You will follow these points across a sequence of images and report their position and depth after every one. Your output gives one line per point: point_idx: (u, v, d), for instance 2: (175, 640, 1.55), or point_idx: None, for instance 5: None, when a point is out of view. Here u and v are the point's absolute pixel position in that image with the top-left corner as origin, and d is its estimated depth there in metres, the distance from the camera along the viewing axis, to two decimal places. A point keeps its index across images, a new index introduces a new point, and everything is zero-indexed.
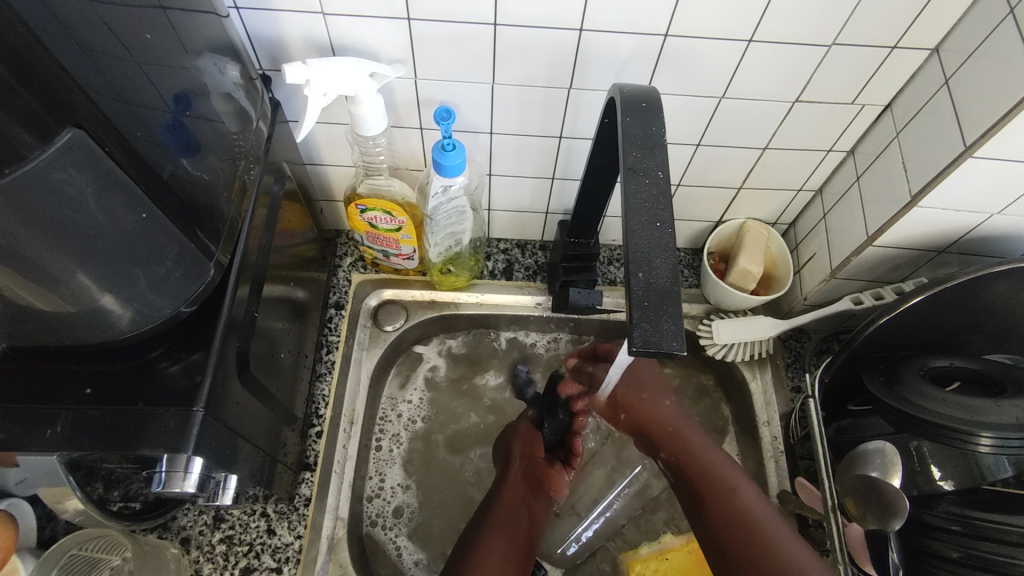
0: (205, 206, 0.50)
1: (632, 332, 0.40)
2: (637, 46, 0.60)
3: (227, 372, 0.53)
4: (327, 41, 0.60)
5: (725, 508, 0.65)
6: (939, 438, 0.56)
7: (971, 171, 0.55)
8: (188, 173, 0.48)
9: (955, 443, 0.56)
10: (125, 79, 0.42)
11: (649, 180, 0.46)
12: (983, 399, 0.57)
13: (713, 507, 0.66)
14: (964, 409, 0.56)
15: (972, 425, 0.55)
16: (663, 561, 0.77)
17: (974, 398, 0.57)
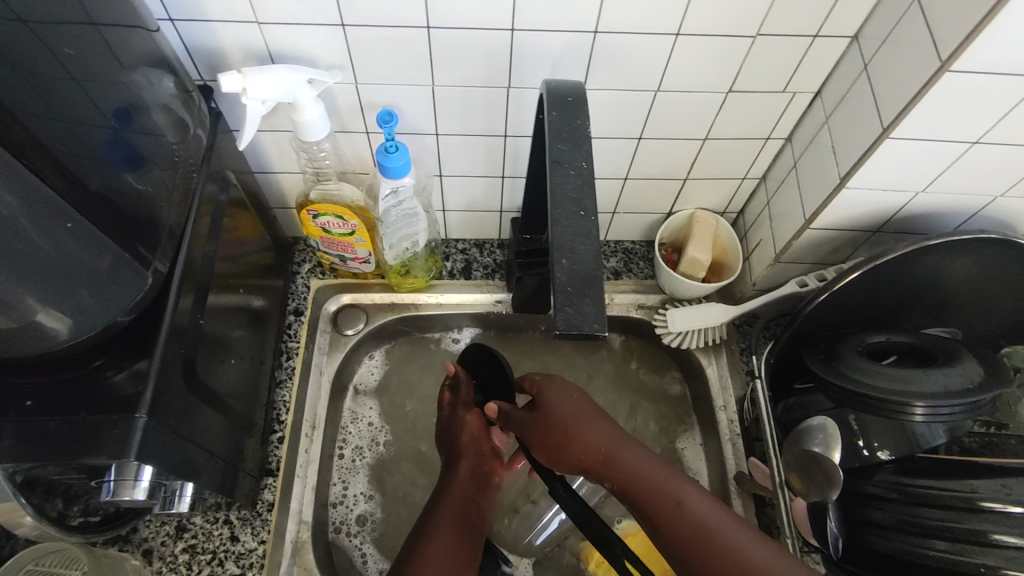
0: (140, 216, 0.50)
1: (557, 317, 0.42)
2: (569, 43, 0.61)
3: (173, 377, 0.53)
4: (265, 49, 0.61)
5: (611, 469, 0.49)
6: (875, 411, 0.58)
7: (893, 151, 0.57)
8: (122, 185, 0.48)
9: (892, 415, 0.57)
10: (50, 92, 0.42)
11: (574, 172, 0.47)
12: (914, 370, 0.59)
13: (584, 461, 0.51)
14: (899, 381, 0.58)
15: (907, 396, 0.56)
16: None
17: (906, 370, 0.59)
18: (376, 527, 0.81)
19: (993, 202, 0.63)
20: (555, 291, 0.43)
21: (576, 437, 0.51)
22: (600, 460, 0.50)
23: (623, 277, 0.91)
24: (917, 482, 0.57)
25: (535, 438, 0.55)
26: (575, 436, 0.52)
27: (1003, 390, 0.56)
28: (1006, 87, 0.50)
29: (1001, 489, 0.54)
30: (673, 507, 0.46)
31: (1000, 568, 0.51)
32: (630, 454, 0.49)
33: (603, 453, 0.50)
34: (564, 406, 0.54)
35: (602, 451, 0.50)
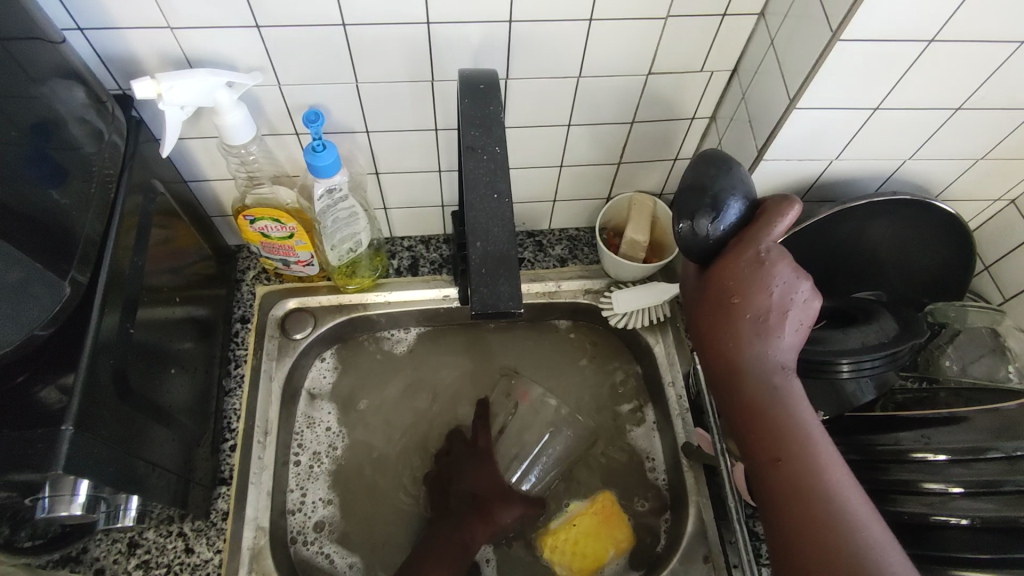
0: (53, 226, 0.49)
1: (472, 297, 0.43)
2: (485, 34, 0.62)
3: (103, 387, 0.53)
4: (182, 55, 0.61)
5: (736, 385, 0.48)
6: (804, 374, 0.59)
7: (801, 121, 0.59)
8: (26, 195, 0.47)
9: (820, 375, 0.59)
10: None
11: (487, 157, 0.48)
12: (835, 330, 0.61)
13: (714, 367, 0.49)
14: (827, 338, 0.60)
15: (830, 354, 0.58)
16: (570, 527, 0.80)
17: (828, 331, 0.62)
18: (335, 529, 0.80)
19: (904, 165, 0.66)
20: (470, 272, 0.44)
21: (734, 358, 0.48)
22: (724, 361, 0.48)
23: (569, 263, 0.92)
24: (846, 438, 0.60)
25: (716, 330, 0.48)
26: (723, 328, 0.48)
27: (917, 340, 0.59)
28: (897, 52, 0.52)
29: (921, 438, 0.57)
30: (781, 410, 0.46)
31: (925, 514, 0.53)
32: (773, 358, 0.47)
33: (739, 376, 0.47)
34: (757, 306, 0.47)
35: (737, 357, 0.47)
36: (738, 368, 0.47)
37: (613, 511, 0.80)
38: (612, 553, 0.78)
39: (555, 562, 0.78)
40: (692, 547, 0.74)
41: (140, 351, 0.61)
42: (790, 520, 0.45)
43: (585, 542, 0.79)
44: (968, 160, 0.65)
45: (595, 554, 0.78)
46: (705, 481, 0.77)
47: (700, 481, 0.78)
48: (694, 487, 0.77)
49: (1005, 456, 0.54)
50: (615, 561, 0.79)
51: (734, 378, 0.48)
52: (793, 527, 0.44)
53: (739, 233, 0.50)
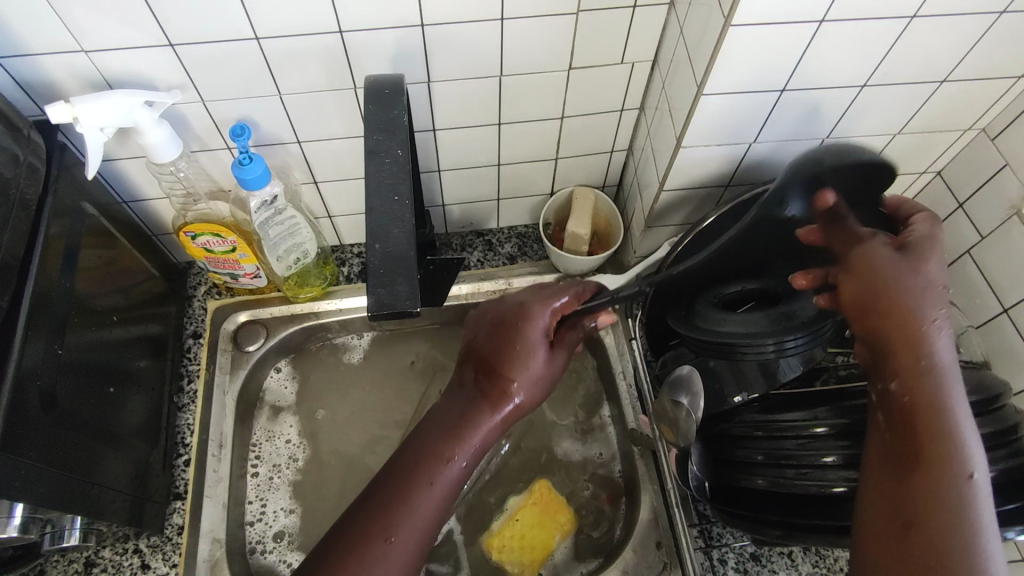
0: None
1: (370, 298, 0.44)
2: (400, 39, 0.63)
3: (30, 408, 0.53)
4: (101, 78, 0.62)
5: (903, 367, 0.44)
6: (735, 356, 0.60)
7: (712, 108, 0.60)
8: None
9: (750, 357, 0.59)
10: None
11: (389, 160, 0.49)
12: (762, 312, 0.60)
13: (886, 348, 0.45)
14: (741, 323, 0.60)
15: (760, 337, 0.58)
16: (512, 521, 0.79)
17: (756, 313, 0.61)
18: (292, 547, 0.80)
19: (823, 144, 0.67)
20: (367, 273, 0.44)
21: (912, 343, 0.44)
22: (909, 339, 0.44)
23: (518, 260, 0.93)
24: (777, 416, 0.58)
25: (873, 297, 0.46)
26: (519, 366, 0.54)
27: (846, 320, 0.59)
28: (791, 34, 0.53)
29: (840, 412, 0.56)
30: (926, 397, 0.43)
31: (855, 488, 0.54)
32: (944, 340, 0.44)
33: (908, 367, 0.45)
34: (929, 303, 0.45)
35: (919, 340, 0.44)
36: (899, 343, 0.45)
37: (548, 493, 0.80)
38: (560, 536, 0.79)
39: (506, 562, 0.78)
40: (647, 533, 0.75)
41: (76, 372, 0.62)
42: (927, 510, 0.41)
43: (532, 534, 0.78)
44: (885, 135, 0.66)
45: (543, 543, 0.78)
46: (655, 467, 0.78)
47: (651, 468, 0.78)
48: (646, 473, 0.78)
49: None
50: (563, 544, 0.80)
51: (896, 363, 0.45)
52: (912, 512, 0.41)
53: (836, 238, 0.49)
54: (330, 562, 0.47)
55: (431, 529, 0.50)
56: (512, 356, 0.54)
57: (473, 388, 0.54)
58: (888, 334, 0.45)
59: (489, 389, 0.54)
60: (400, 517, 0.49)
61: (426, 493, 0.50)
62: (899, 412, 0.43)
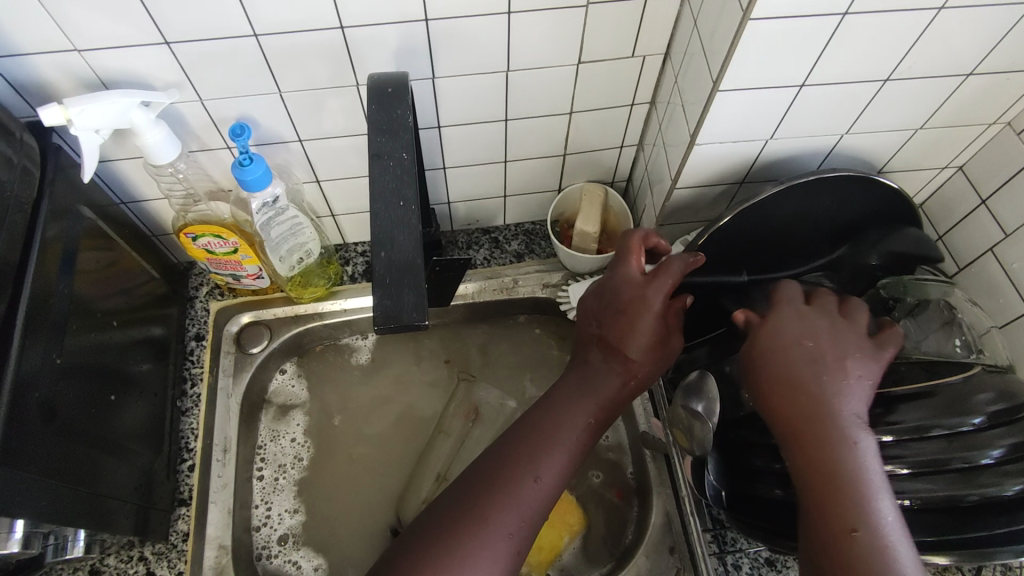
0: None
1: (376, 310, 0.42)
2: (403, 34, 0.61)
3: (30, 419, 0.52)
4: (94, 77, 0.60)
5: (782, 405, 0.50)
6: None
7: (728, 104, 0.58)
8: None
9: None
10: None
11: (393, 163, 0.47)
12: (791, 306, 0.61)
13: (773, 397, 0.50)
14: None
15: None
16: None
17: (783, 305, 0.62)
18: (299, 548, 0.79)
19: (842, 139, 0.65)
20: (374, 284, 0.42)
21: (792, 387, 0.50)
22: (790, 387, 0.50)
23: (526, 258, 0.91)
24: None
25: (758, 362, 0.52)
26: (633, 330, 0.60)
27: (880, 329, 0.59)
28: (813, 27, 0.51)
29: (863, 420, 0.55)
30: (820, 446, 0.47)
31: None
32: (838, 388, 0.49)
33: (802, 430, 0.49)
34: (804, 350, 0.51)
35: (803, 399, 0.49)
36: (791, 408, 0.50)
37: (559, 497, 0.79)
38: (568, 538, 0.77)
39: None
40: (659, 538, 0.74)
41: (76, 380, 0.60)
42: (822, 523, 0.45)
43: (540, 535, 0.77)
44: (905, 130, 0.64)
45: (551, 543, 0.77)
46: (667, 470, 0.77)
47: (663, 470, 0.77)
48: (657, 476, 0.77)
49: (948, 433, 0.52)
50: (571, 546, 0.78)
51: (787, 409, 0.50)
52: (829, 550, 0.44)
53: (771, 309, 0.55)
54: (431, 523, 0.52)
55: (554, 490, 0.55)
56: (627, 325, 0.60)
57: (594, 363, 0.61)
58: (770, 400, 0.51)
59: (616, 362, 0.60)
60: (538, 461, 0.55)
61: (550, 458, 0.56)
62: (795, 460, 0.48)
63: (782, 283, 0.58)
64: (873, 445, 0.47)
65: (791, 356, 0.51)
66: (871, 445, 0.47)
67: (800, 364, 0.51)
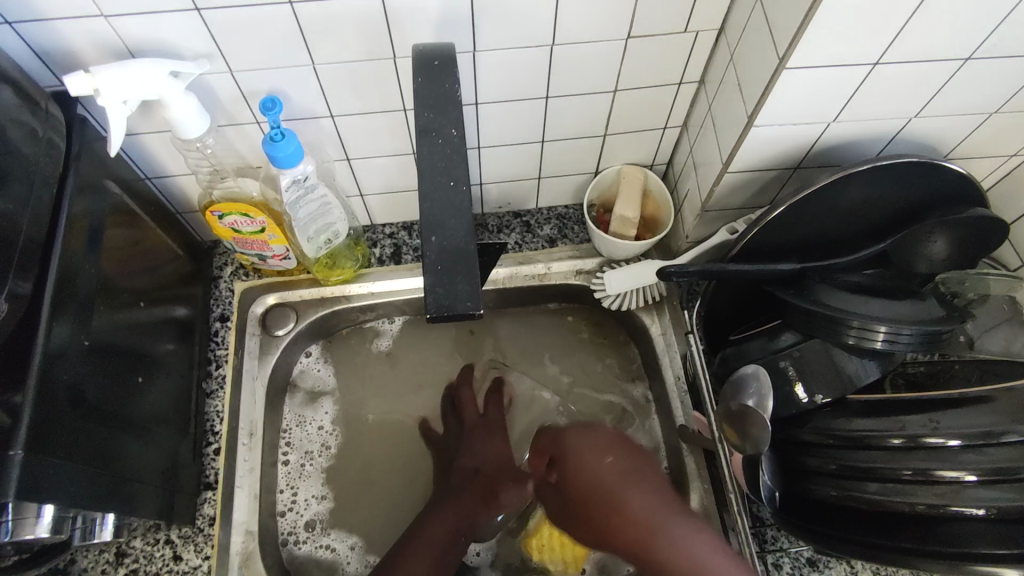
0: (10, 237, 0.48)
1: (427, 299, 0.39)
2: (445, 4, 0.57)
3: (58, 404, 0.50)
4: (122, 45, 0.57)
5: (615, 514, 0.59)
6: (834, 338, 0.57)
7: (794, 83, 0.55)
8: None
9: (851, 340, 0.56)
10: None
11: (442, 140, 0.44)
12: (857, 296, 0.58)
13: (629, 536, 0.57)
14: (862, 305, 0.57)
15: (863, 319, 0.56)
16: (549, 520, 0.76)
17: (847, 294, 0.59)
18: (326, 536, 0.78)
19: (909, 124, 0.61)
20: (424, 271, 0.40)
21: (615, 513, 0.59)
22: (641, 535, 0.57)
23: (559, 243, 0.88)
24: (854, 423, 0.55)
25: (628, 492, 0.60)
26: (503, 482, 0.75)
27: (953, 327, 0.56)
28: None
29: (929, 423, 0.52)
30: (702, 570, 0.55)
31: (939, 507, 0.50)
32: (636, 506, 0.59)
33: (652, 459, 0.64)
34: (603, 465, 0.62)
35: (649, 534, 0.57)
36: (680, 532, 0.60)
37: None
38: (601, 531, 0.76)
39: (547, 561, 0.76)
40: None
41: (103, 361, 0.58)
42: None
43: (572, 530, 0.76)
44: (979, 114, 0.60)
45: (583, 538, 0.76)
46: (705, 464, 0.74)
47: (701, 466, 0.74)
48: (695, 471, 0.74)
49: None
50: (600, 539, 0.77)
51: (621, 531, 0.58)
52: None
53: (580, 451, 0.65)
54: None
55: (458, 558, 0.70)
56: (498, 466, 0.77)
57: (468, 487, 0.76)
58: (602, 522, 0.59)
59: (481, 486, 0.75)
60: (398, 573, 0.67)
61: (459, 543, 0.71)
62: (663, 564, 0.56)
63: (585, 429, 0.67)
64: (700, 544, 0.56)
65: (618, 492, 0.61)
66: (699, 544, 0.57)
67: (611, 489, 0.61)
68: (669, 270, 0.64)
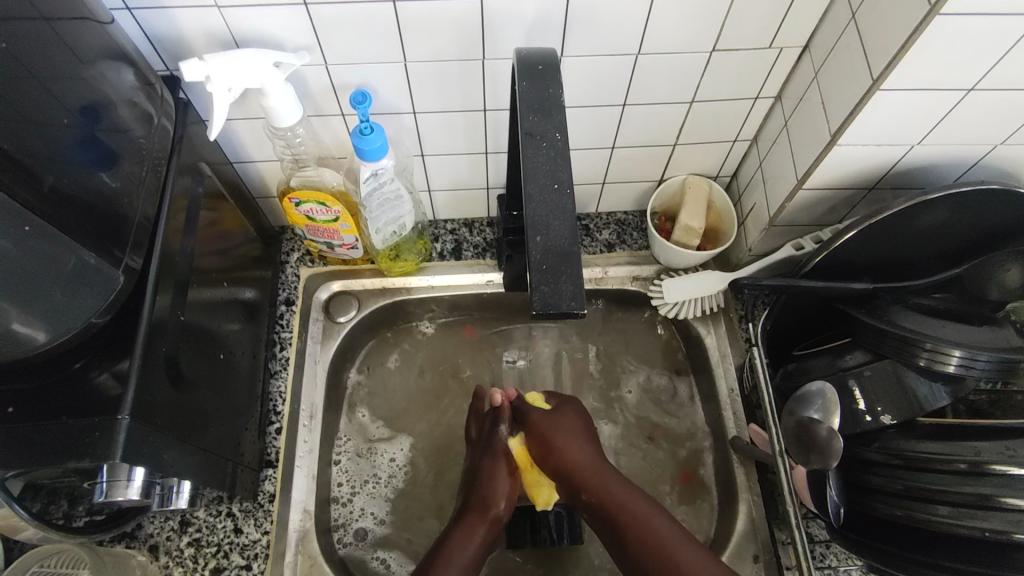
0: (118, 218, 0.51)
1: (533, 296, 0.41)
2: (541, 9, 0.59)
3: (156, 374, 0.53)
4: (229, 35, 0.59)
5: (575, 479, 0.68)
6: (907, 359, 0.57)
7: (884, 104, 0.55)
8: (108, 186, 0.50)
9: (921, 363, 0.57)
10: (24, 96, 0.44)
11: (547, 144, 0.45)
12: (932, 320, 0.59)
13: (586, 488, 0.67)
14: (935, 329, 0.58)
15: (938, 343, 0.56)
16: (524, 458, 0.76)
17: (924, 318, 0.59)
18: (380, 533, 0.79)
19: (992, 150, 0.61)
20: (531, 270, 0.42)
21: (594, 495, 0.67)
22: (577, 467, 0.69)
23: (617, 248, 0.88)
24: (921, 445, 0.56)
25: (574, 449, 0.70)
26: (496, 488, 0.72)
27: None
28: (1004, 27, 0.48)
29: (1004, 450, 0.52)
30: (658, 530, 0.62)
31: (1007, 533, 0.50)
32: (609, 480, 0.67)
33: (601, 482, 0.67)
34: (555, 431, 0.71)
35: (609, 496, 0.66)
36: (621, 499, 0.66)
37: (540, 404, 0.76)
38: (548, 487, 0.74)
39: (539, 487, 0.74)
40: (744, 545, 0.72)
41: (191, 335, 0.61)
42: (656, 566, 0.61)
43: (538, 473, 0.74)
44: None
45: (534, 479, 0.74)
46: (757, 477, 0.75)
47: (752, 477, 0.75)
48: (745, 482, 0.75)
49: None
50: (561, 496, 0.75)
51: (578, 475, 0.68)
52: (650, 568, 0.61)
53: (538, 428, 0.73)
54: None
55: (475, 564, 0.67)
56: (495, 476, 0.72)
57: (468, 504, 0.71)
58: (582, 476, 0.68)
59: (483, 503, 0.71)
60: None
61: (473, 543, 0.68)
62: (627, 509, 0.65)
63: (548, 415, 0.73)
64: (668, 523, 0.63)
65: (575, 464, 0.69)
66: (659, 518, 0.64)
67: (582, 466, 0.69)
68: (742, 283, 0.65)
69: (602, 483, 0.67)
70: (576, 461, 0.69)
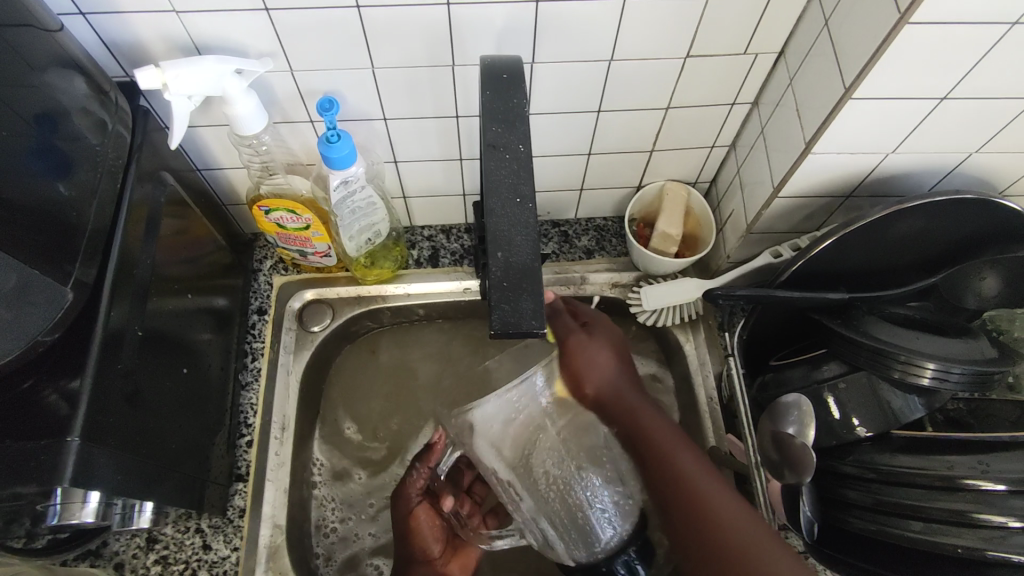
0: (69, 233, 0.49)
1: (492, 316, 0.40)
2: (510, 15, 0.57)
3: (111, 392, 0.51)
4: (189, 42, 0.58)
5: (636, 428, 0.61)
6: (883, 372, 0.56)
7: (857, 112, 0.54)
8: (60, 198, 0.49)
9: (897, 376, 0.56)
10: None
11: (509, 156, 0.44)
12: (908, 330, 0.58)
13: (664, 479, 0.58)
14: (912, 341, 0.56)
15: (915, 356, 0.55)
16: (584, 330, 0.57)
17: (900, 329, 0.58)
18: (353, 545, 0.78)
19: (968, 158, 0.60)
20: (489, 287, 0.40)
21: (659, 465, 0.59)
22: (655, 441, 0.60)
23: (596, 255, 0.87)
24: (895, 458, 0.55)
25: (654, 429, 0.61)
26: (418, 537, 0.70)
27: (1008, 369, 0.55)
28: (975, 36, 0.47)
29: (978, 464, 0.52)
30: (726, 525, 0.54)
31: (981, 550, 0.49)
32: (654, 427, 0.61)
33: (669, 451, 0.59)
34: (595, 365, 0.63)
35: (696, 488, 0.56)
36: (647, 426, 0.61)
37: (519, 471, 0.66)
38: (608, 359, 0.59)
39: None
40: None
41: (153, 350, 0.59)
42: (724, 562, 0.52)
43: None
44: None
45: None
46: (735, 487, 0.74)
47: (730, 487, 0.74)
48: None
49: None
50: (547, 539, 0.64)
51: (668, 468, 0.58)
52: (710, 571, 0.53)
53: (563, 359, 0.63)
54: None
55: None
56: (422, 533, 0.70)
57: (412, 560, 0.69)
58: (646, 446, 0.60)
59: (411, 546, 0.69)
60: None
61: None
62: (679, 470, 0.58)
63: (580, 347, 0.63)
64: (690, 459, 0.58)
65: (645, 415, 0.62)
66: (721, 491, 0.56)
67: (650, 427, 0.61)
68: (716, 293, 0.64)
69: (636, 416, 0.61)
70: (614, 382, 0.63)
